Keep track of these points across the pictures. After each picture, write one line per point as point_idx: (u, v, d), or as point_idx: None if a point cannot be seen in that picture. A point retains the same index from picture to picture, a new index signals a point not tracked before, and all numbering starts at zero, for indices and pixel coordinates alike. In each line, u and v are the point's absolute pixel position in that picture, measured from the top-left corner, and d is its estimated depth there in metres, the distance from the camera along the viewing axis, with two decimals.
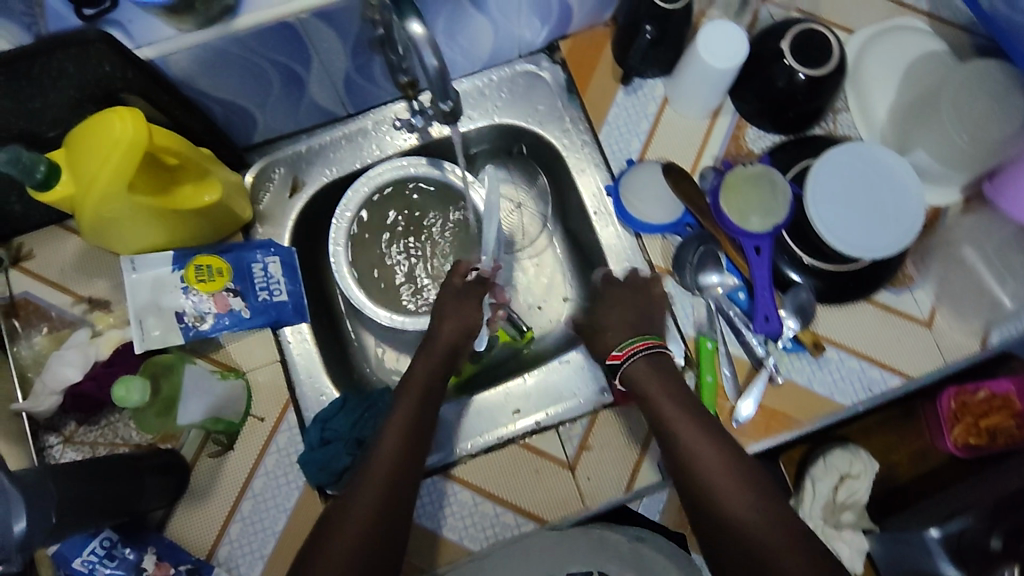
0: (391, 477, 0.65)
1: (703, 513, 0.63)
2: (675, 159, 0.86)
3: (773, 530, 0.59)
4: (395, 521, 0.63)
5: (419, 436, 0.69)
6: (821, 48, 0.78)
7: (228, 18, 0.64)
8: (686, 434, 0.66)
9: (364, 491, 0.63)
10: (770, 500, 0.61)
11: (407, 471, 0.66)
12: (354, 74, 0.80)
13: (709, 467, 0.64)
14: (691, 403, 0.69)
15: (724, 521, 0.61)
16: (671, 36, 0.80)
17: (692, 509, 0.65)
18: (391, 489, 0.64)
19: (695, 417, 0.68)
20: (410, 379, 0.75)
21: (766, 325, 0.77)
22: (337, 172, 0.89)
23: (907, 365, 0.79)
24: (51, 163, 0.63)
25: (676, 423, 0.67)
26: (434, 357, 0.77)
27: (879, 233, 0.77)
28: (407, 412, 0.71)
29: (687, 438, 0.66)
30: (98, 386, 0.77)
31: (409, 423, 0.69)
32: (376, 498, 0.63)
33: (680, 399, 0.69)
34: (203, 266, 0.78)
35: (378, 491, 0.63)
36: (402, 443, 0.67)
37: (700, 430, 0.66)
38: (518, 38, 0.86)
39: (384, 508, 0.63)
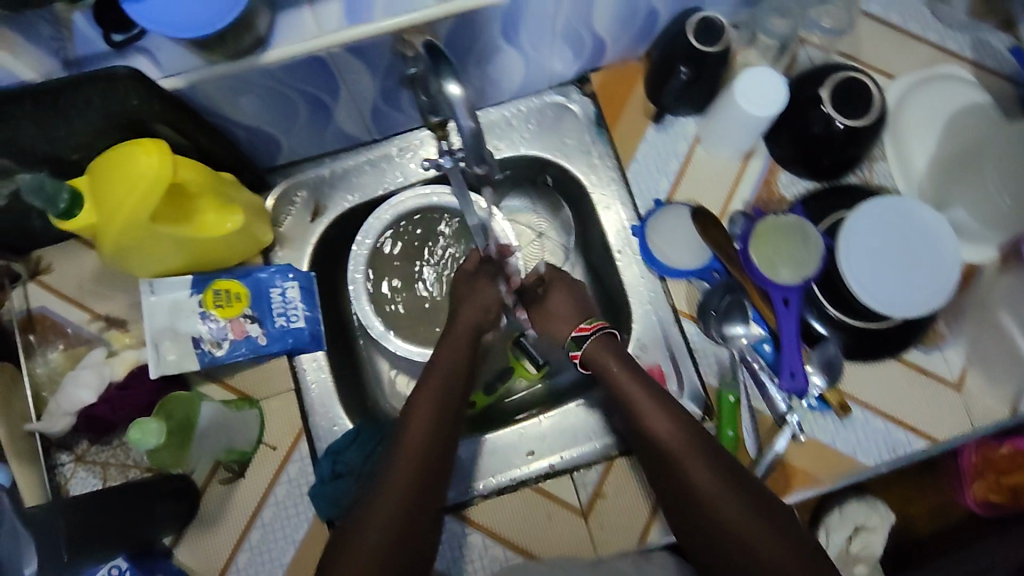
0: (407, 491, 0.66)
1: (699, 526, 0.63)
2: (705, 201, 0.84)
3: (755, 530, 0.61)
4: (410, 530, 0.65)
5: (438, 448, 0.70)
6: (862, 98, 0.76)
7: (257, 52, 0.62)
8: (677, 447, 0.66)
9: (383, 504, 0.64)
10: (764, 508, 0.62)
11: (426, 485, 0.67)
12: (382, 103, 0.79)
13: (702, 481, 0.64)
14: (671, 403, 0.69)
15: (721, 533, 0.62)
16: (707, 77, 0.78)
17: (684, 519, 0.65)
18: (408, 504, 0.65)
19: (684, 428, 0.67)
20: (424, 383, 0.74)
21: (792, 382, 0.75)
22: (360, 198, 0.88)
23: (933, 428, 0.78)
24: (74, 192, 0.63)
25: (665, 436, 0.67)
26: (457, 361, 0.77)
27: (914, 290, 0.74)
28: (423, 422, 0.71)
29: (677, 452, 0.65)
30: (111, 409, 0.76)
31: (427, 435, 0.70)
32: (389, 513, 0.64)
33: (668, 410, 0.68)
34: (221, 291, 0.78)
35: (394, 509, 0.64)
36: (416, 457, 0.68)
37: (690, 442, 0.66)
38: (549, 71, 0.84)
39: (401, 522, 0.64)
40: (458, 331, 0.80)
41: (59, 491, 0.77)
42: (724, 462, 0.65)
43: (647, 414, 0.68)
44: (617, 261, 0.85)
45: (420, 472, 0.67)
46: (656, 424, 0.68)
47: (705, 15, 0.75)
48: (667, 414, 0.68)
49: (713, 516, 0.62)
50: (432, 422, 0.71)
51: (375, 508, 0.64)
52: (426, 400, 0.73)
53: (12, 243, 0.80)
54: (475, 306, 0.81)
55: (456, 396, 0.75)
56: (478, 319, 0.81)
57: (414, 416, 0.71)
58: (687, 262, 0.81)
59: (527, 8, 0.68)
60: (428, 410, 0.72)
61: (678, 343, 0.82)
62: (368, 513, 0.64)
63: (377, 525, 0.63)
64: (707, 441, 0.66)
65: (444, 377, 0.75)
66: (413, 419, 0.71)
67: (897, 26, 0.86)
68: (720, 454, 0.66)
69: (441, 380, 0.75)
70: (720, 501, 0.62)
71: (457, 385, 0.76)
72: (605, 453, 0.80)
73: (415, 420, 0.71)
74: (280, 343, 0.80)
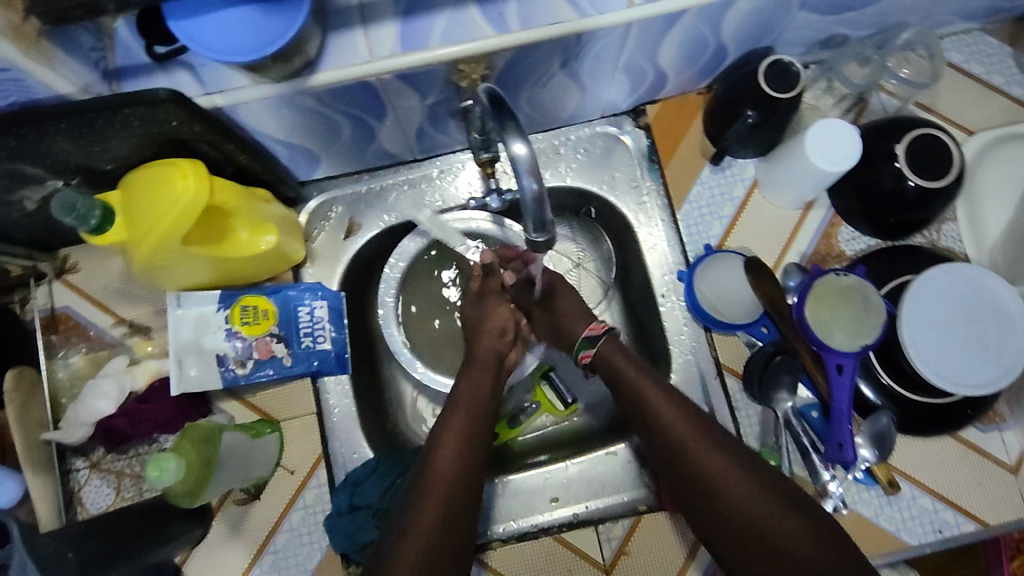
0: (444, 513, 0.63)
1: (720, 524, 0.61)
2: (758, 250, 0.81)
3: (778, 521, 0.59)
4: (450, 548, 0.62)
5: (471, 470, 0.67)
6: (939, 158, 0.71)
7: (305, 75, 0.59)
8: (694, 447, 0.64)
9: (423, 520, 0.62)
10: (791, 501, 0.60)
11: (463, 505, 0.65)
12: (427, 126, 0.75)
13: (725, 479, 0.62)
14: (689, 405, 0.67)
15: (749, 532, 0.59)
16: (775, 122, 0.74)
17: (702, 515, 0.63)
18: (445, 531, 0.63)
19: (703, 429, 0.65)
20: (455, 401, 0.73)
21: (839, 453, 0.70)
22: (396, 219, 0.84)
23: (985, 511, 0.74)
24: (106, 208, 0.61)
25: (682, 436, 0.65)
26: (484, 385, 0.75)
27: (979, 367, 0.70)
28: (456, 443, 0.69)
29: (695, 451, 0.64)
30: (129, 423, 0.74)
31: (460, 463, 0.67)
32: (432, 526, 0.62)
33: (685, 409, 0.67)
34: (249, 308, 0.75)
35: (433, 530, 0.62)
36: (452, 481, 0.66)
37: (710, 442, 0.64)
38: (604, 101, 0.80)
39: (439, 539, 0.62)
40: (479, 353, 0.78)
41: (72, 498, 0.76)
42: (745, 459, 0.63)
43: (660, 413, 0.67)
44: (659, 305, 0.82)
45: (455, 488, 0.65)
46: (672, 424, 0.66)
47: (776, 58, 0.71)
48: (683, 413, 0.67)
49: (739, 516, 0.60)
50: (463, 439, 0.69)
51: (414, 527, 0.62)
52: (456, 423, 0.71)
53: (39, 241, 0.77)
54: (489, 333, 0.79)
55: (485, 418, 0.73)
56: (496, 346, 0.78)
57: (444, 440, 0.69)
58: (733, 315, 0.78)
59: (590, 44, 0.64)
60: (460, 430, 0.70)
61: (719, 398, 0.79)
62: (406, 542, 0.61)
63: (416, 544, 0.61)
64: (726, 439, 0.65)
65: (470, 403, 0.73)
66: (444, 441, 0.69)
67: (977, 76, 0.82)
68: (741, 451, 0.64)
69: (471, 397, 0.74)
70: (743, 497, 0.61)
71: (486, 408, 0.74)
72: (633, 506, 0.77)
73: (447, 440, 0.69)
74: (304, 365, 0.77)
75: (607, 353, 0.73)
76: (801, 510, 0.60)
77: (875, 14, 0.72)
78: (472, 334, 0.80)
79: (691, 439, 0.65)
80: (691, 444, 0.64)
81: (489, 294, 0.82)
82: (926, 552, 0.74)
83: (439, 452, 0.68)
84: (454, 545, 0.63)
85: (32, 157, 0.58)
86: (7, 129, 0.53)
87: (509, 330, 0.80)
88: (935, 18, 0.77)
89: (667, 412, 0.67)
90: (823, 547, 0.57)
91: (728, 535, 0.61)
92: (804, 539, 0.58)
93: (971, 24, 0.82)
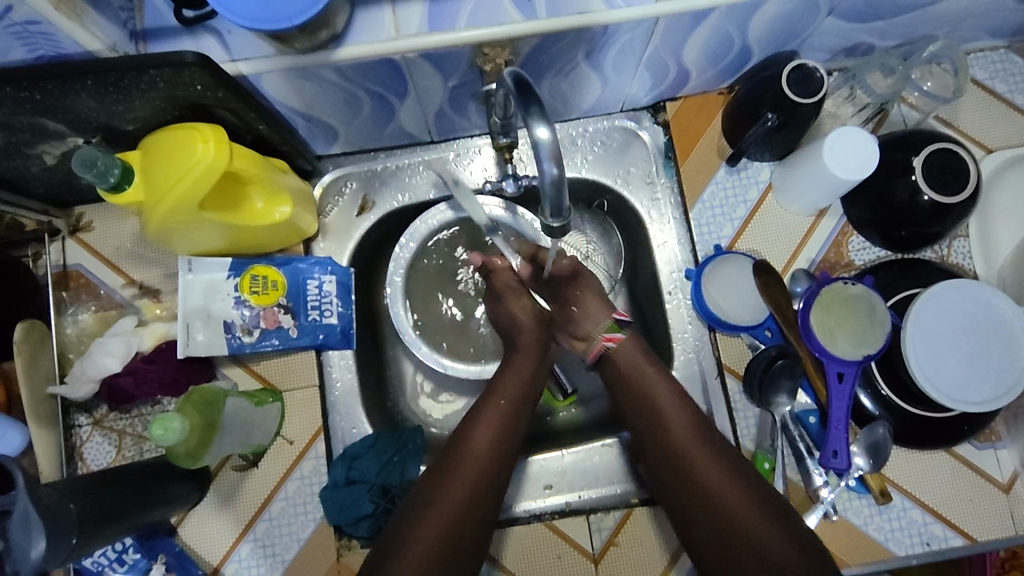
0: (468, 496, 0.65)
1: (712, 526, 0.64)
2: (768, 254, 0.81)
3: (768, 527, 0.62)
4: (468, 528, 0.64)
5: (506, 455, 0.69)
6: (956, 173, 0.71)
7: (332, 47, 0.60)
8: (698, 451, 0.67)
9: (447, 504, 0.64)
10: (772, 507, 0.64)
11: (488, 490, 0.66)
12: (447, 108, 0.75)
13: (715, 477, 0.65)
14: (695, 414, 0.70)
15: (730, 530, 0.63)
16: (796, 125, 0.73)
17: (691, 515, 0.66)
18: (470, 513, 0.64)
19: (708, 437, 0.68)
20: (498, 386, 0.73)
21: (834, 460, 0.71)
22: (410, 199, 0.85)
23: (973, 527, 0.75)
24: (125, 167, 0.61)
25: (677, 433, 0.69)
26: (528, 372, 0.74)
27: (979, 386, 0.71)
28: (492, 426, 0.69)
29: (698, 454, 0.67)
30: (134, 382, 0.74)
31: (494, 451, 0.68)
32: (460, 504, 0.64)
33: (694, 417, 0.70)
34: (259, 277, 0.76)
35: (461, 513, 0.64)
36: (483, 466, 0.67)
37: (703, 442, 0.68)
38: (625, 95, 0.80)
39: (463, 520, 0.64)
40: (523, 343, 0.76)
41: (73, 452, 0.76)
42: (733, 461, 0.67)
43: (661, 407, 0.70)
44: (665, 301, 0.82)
45: (486, 471, 0.67)
46: (672, 419, 0.69)
47: (801, 63, 0.71)
48: (683, 411, 0.70)
49: (724, 513, 0.64)
50: (501, 421, 0.70)
51: (442, 499, 0.64)
52: (494, 410, 0.70)
53: (55, 197, 0.78)
54: (526, 329, 0.77)
55: (528, 405, 0.73)
56: (540, 334, 0.77)
57: (478, 421, 0.69)
58: (739, 317, 0.78)
59: (616, 36, 0.64)
60: (499, 415, 0.70)
61: (717, 398, 0.79)
62: (424, 520, 0.63)
63: (435, 525, 0.63)
64: (717, 441, 0.68)
65: (514, 391, 0.72)
66: (478, 426, 0.69)
67: (1001, 94, 0.82)
68: (730, 455, 0.67)
69: (516, 382, 0.73)
70: (728, 496, 0.64)
71: (530, 393, 0.74)
72: (626, 499, 0.78)
73: (484, 425, 0.69)
74: (310, 338, 0.78)
75: (616, 357, 0.74)
76: (780, 519, 0.63)
77: (904, 24, 0.72)
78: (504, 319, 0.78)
79: (686, 436, 0.68)
80: (687, 442, 0.68)
81: (507, 292, 0.79)
82: (912, 564, 0.75)
83: (473, 435, 0.69)
84: (474, 528, 0.65)
85: (56, 111, 0.59)
86: (34, 82, 0.54)
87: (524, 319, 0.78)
88: (962, 33, 0.77)
89: (673, 411, 0.70)
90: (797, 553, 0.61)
91: (709, 529, 0.64)
92: (785, 541, 0.62)
93: (998, 41, 0.81)
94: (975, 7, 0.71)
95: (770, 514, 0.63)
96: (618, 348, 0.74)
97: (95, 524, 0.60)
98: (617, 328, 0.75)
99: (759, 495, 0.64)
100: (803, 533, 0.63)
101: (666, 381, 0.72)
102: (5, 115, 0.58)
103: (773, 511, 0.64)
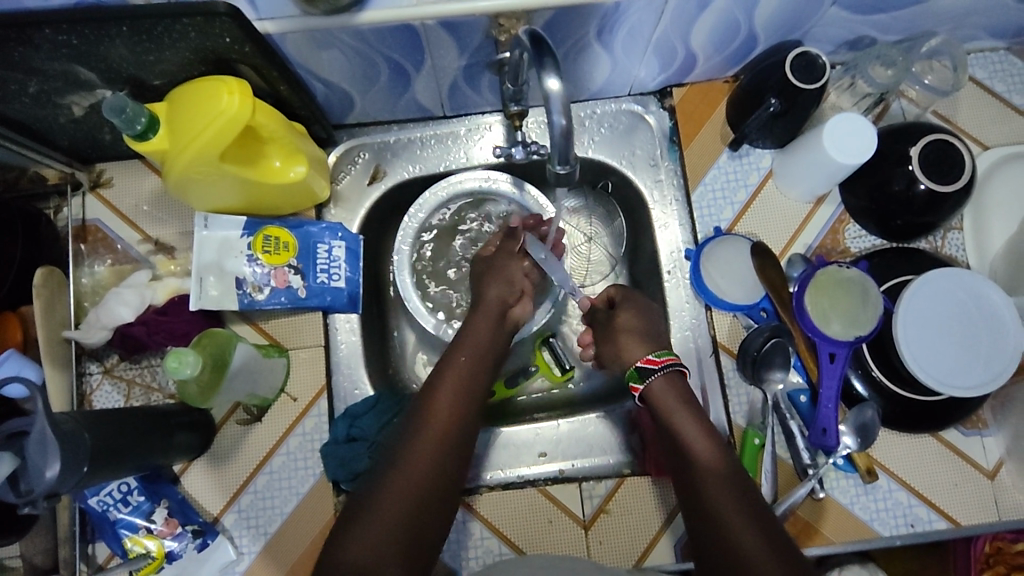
0: (436, 461, 0.64)
1: (710, 538, 0.60)
2: (767, 238, 0.83)
3: (761, 545, 0.57)
4: (438, 489, 0.63)
5: (464, 424, 0.68)
6: (949, 164, 0.73)
7: (355, 11, 0.62)
8: (706, 464, 0.64)
9: (413, 462, 0.63)
10: (762, 516, 0.60)
11: (455, 452, 0.66)
12: (462, 82, 0.78)
13: (710, 478, 0.63)
14: (714, 435, 0.67)
15: (722, 537, 0.59)
16: (798, 112, 0.76)
17: (693, 528, 0.62)
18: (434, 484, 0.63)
19: (721, 454, 0.65)
20: (458, 347, 0.75)
21: (822, 437, 0.74)
22: (420, 171, 0.88)
23: (957, 511, 0.77)
24: (151, 117, 0.64)
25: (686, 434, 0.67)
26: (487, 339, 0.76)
27: (967, 370, 0.72)
28: (453, 387, 0.70)
29: (705, 467, 0.63)
30: (146, 332, 0.76)
31: (454, 419, 0.68)
32: (424, 470, 0.63)
33: (712, 436, 0.67)
34: (272, 238, 0.78)
35: (426, 476, 0.63)
36: (449, 424, 0.67)
37: (722, 465, 0.64)
38: (632, 77, 0.82)
39: (429, 486, 0.63)
40: (488, 303, 0.79)
41: (84, 398, 0.79)
42: (734, 466, 0.64)
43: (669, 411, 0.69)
44: (663, 280, 0.85)
45: (449, 435, 0.66)
46: (681, 422, 0.68)
47: (805, 50, 0.73)
48: (703, 430, 0.67)
49: (723, 525, 0.59)
50: (461, 385, 0.70)
51: (407, 460, 0.63)
52: (454, 372, 0.71)
53: (79, 152, 0.80)
54: (501, 282, 0.80)
55: (489, 367, 0.74)
56: (505, 294, 0.80)
57: (443, 380, 0.71)
58: (736, 296, 0.80)
59: (628, 12, 0.66)
60: (459, 381, 0.71)
61: (711, 374, 0.81)
62: (391, 481, 0.62)
63: (399, 492, 0.61)
64: (730, 459, 0.65)
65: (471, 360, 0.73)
66: (438, 396, 0.69)
67: (999, 94, 0.84)
68: (748, 485, 0.63)
69: (476, 344, 0.75)
70: (719, 498, 0.61)
71: (489, 359, 0.75)
72: (618, 470, 0.81)
73: (447, 385, 0.70)
74: (318, 299, 0.80)
75: (652, 397, 0.71)
76: (777, 542, 0.58)
77: (905, 19, 0.74)
78: (483, 282, 0.82)
79: (693, 439, 0.66)
80: (692, 443, 0.66)
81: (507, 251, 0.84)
82: (896, 545, 0.76)
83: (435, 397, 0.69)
84: (445, 491, 0.64)
85: (89, 59, 0.62)
86: (72, 25, 0.57)
87: (520, 284, 0.81)
88: (963, 31, 0.80)
89: (692, 430, 0.67)
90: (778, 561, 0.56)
91: (706, 538, 0.60)
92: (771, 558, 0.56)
93: (998, 42, 0.84)
94: (974, 5, 0.74)
95: (765, 533, 0.58)
96: (650, 394, 0.71)
97: (105, 456, 0.62)
98: (638, 377, 0.73)
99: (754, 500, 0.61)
100: (790, 546, 0.58)
101: (670, 381, 0.71)
102: (41, 61, 0.62)
103: (773, 536, 0.58)
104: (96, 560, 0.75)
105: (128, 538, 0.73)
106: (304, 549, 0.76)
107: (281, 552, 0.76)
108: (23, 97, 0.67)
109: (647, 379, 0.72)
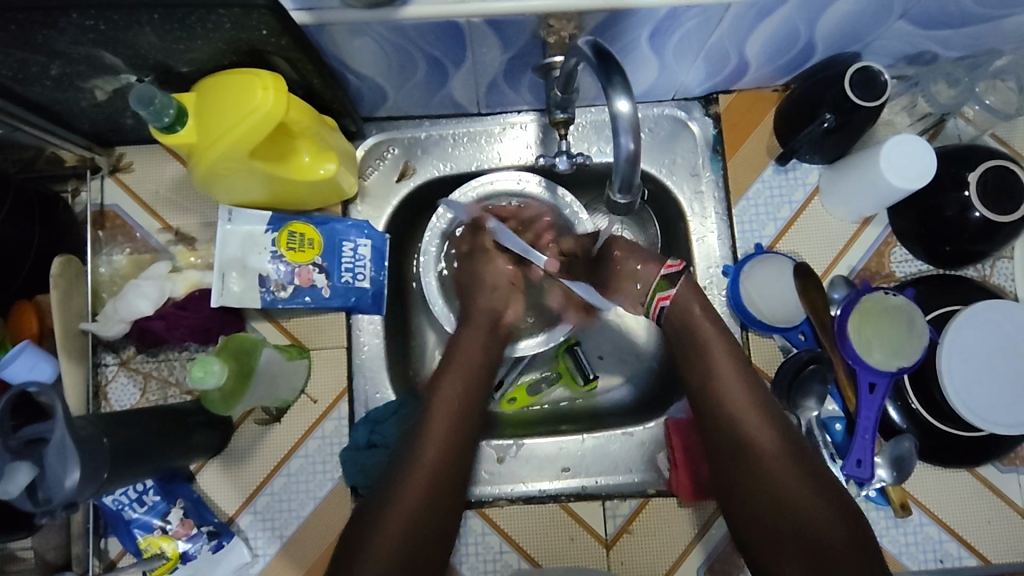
0: (427, 498, 0.65)
1: (767, 504, 0.65)
2: (809, 259, 0.80)
3: (820, 510, 0.63)
4: (430, 512, 0.65)
5: (461, 448, 0.69)
6: (1009, 193, 0.70)
7: (396, 5, 0.58)
8: (761, 438, 0.66)
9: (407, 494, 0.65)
10: (820, 481, 0.65)
11: (449, 479, 0.67)
12: (501, 79, 0.74)
13: (767, 452, 0.66)
14: (765, 403, 0.68)
15: (780, 506, 0.64)
16: (851, 130, 0.72)
17: (744, 494, 0.66)
18: (429, 509, 0.65)
19: (774, 425, 0.67)
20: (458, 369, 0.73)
21: (856, 469, 0.71)
22: (450, 169, 0.85)
23: (988, 548, 0.75)
24: (180, 108, 0.61)
25: (744, 415, 0.67)
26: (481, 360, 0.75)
27: (1012, 409, 0.70)
28: (449, 418, 0.70)
29: (761, 441, 0.66)
30: (165, 326, 0.74)
31: (449, 445, 0.68)
32: (415, 500, 0.65)
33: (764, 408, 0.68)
34: (297, 234, 0.75)
35: (418, 499, 0.65)
36: (442, 452, 0.68)
37: (774, 435, 0.67)
38: (678, 83, 0.79)
39: (423, 517, 0.65)
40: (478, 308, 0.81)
41: (99, 390, 0.77)
42: (786, 433, 0.67)
43: (724, 394, 0.69)
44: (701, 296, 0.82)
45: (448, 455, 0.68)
46: (740, 399, 0.68)
47: (866, 65, 0.69)
48: (753, 401, 0.68)
49: (781, 496, 0.64)
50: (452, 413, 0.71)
51: (404, 484, 0.65)
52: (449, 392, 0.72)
53: (98, 134, 0.77)
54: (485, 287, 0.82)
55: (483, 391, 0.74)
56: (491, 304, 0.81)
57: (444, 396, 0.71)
58: (773, 318, 0.78)
59: (684, 19, 0.63)
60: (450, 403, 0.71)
61: None
62: (398, 505, 0.64)
63: (395, 527, 0.63)
64: (779, 426, 0.67)
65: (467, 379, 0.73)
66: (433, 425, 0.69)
67: None
68: (797, 451, 0.67)
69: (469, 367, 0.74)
70: (776, 468, 0.65)
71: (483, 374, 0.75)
72: (643, 488, 0.78)
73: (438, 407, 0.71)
74: (342, 299, 0.77)
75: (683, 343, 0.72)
76: (833, 501, 0.64)
77: (973, 35, 0.70)
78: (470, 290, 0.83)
79: (752, 415, 0.68)
80: (748, 416, 0.67)
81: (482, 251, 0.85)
82: None
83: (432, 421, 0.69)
84: (441, 511, 0.66)
85: (117, 45, 0.59)
86: (101, 11, 0.53)
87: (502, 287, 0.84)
88: None
89: (742, 401, 0.68)
90: (846, 537, 0.62)
91: (761, 507, 0.65)
92: (829, 520, 0.63)
93: None
94: None
95: (824, 498, 0.64)
96: (676, 308, 0.72)
97: (125, 462, 0.60)
98: (667, 284, 0.73)
99: (824, 487, 0.65)
100: (842, 501, 0.65)
101: (730, 357, 0.70)
102: (65, 44, 0.58)
103: (828, 497, 0.64)
104: (108, 555, 0.74)
105: (142, 538, 0.72)
106: (319, 553, 0.75)
107: (298, 557, 0.75)
108: (44, 80, 0.64)
109: (675, 287, 0.72)
